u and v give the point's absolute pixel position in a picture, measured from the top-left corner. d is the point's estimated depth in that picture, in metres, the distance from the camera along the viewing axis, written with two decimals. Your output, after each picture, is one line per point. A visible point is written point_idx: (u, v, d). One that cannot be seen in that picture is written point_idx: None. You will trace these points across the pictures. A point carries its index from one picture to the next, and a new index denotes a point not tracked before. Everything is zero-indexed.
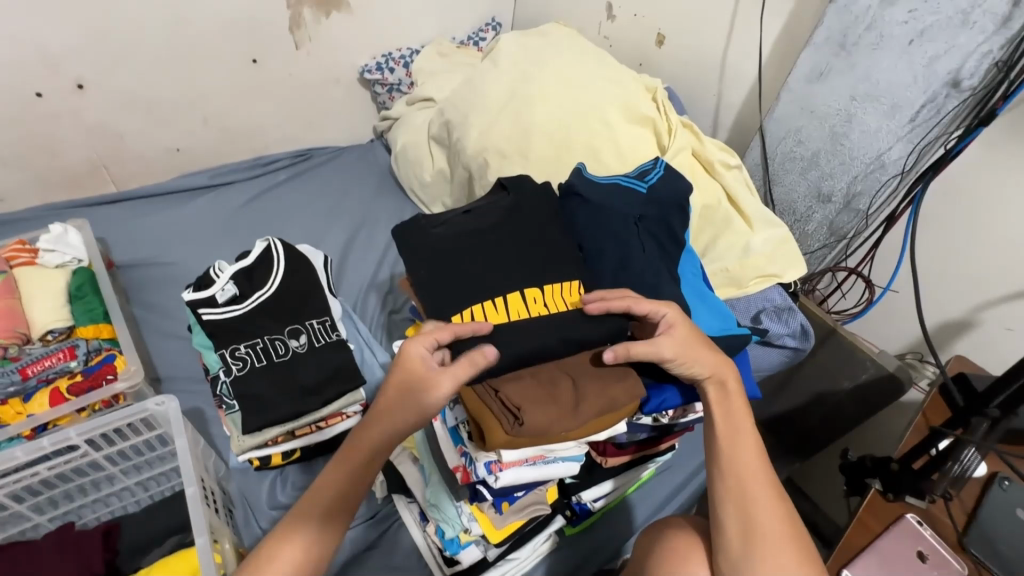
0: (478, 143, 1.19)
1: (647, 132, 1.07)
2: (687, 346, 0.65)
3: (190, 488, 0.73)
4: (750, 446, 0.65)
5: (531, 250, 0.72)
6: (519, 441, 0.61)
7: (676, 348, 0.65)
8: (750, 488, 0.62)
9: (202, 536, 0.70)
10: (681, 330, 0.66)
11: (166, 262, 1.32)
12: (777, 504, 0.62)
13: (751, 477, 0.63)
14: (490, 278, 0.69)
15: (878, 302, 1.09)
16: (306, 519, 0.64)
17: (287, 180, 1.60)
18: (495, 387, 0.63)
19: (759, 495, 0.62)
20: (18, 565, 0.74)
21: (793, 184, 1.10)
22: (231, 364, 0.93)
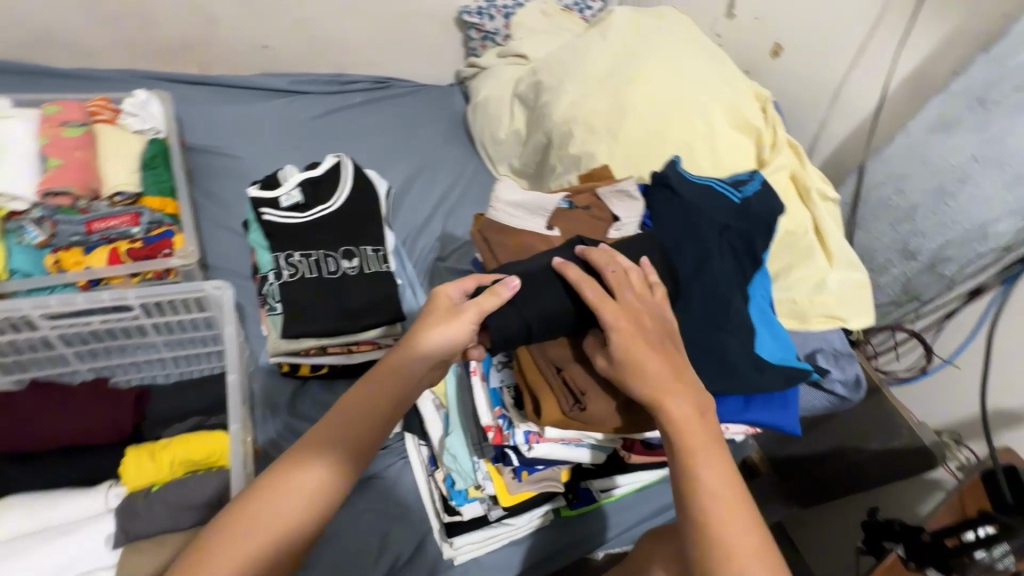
0: (568, 112, 1.16)
1: (748, 141, 1.03)
2: (627, 345, 0.58)
3: (232, 375, 0.74)
4: (718, 474, 0.54)
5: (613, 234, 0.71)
6: (576, 422, 0.63)
7: (607, 365, 0.60)
8: (726, 531, 0.51)
9: (235, 424, 0.72)
10: (617, 329, 0.59)
11: (232, 154, 1.33)
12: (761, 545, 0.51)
13: (733, 521, 0.52)
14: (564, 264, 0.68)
15: (932, 373, 1.06)
16: (312, 457, 0.57)
17: (362, 104, 1.58)
18: (557, 367, 0.64)
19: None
20: (55, 403, 0.77)
21: (879, 233, 1.06)
22: (284, 268, 0.94)
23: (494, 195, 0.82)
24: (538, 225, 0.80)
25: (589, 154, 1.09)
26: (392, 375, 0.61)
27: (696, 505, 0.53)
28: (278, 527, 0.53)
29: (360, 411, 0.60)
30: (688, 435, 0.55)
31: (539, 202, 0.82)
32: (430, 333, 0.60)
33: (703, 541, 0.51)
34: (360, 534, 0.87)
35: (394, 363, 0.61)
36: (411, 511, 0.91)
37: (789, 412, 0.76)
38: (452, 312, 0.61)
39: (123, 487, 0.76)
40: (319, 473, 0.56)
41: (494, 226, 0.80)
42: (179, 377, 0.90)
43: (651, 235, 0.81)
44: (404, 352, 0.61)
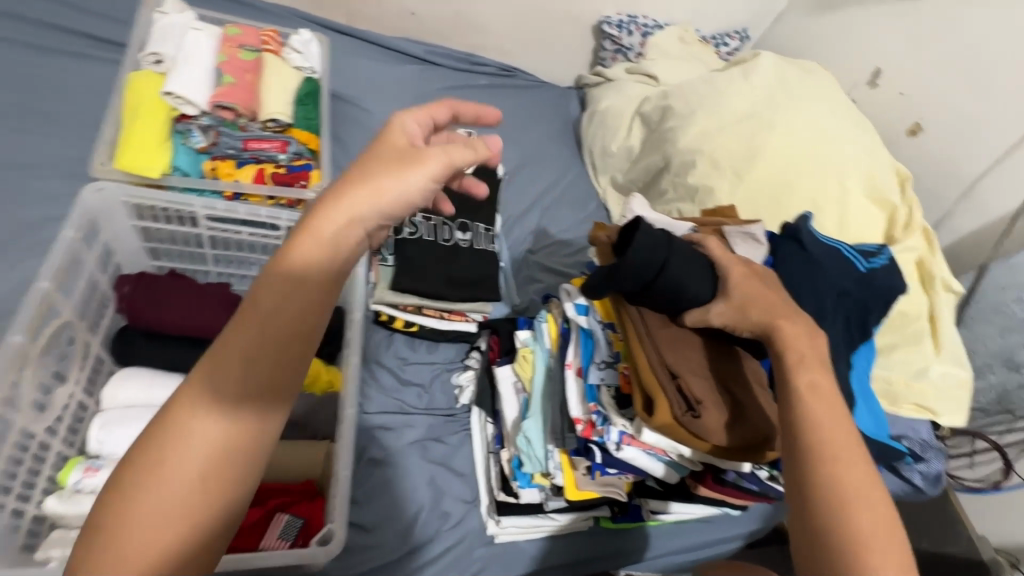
0: (694, 142, 1.17)
1: (880, 216, 1.02)
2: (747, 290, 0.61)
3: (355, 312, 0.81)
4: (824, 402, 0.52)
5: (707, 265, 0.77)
6: (683, 430, 0.63)
7: (725, 311, 0.61)
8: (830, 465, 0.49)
9: (353, 356, 0.79)
10: (734, 271, 0.63)
11: (364, 107, 1.40)
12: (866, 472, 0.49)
13: (840, 445, 0.50)
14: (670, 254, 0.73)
15: (1004, 491, 1.04)
16: (187, 433, 0.40)
17: (486, 87, 1.63)
18: (673, 373, 0.65)
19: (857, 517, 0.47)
20: (190, 294, 0.83)
21: (984, 337, 1.04)
22: (405, 225, 0.99)
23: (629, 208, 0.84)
24: None
25: (709, 188, 1.10)
26: (288, 284, 0.42)
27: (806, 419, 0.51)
28: (160, 525, 0.38)
29: (251, 354, 0.41)
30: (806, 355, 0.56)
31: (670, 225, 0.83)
32: (351, 198, 0.44)
33: (804, 455, 0.50)
34: (415, 489, 0.91)
35: (291, 259, 0.43)
36: (463, 481, 0.95)
37: None
38: (375, 169, 0.46)
39: None
40: (199, 440, 0.40)
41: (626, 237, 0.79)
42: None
43: None
44: (304, 247, 0.43)
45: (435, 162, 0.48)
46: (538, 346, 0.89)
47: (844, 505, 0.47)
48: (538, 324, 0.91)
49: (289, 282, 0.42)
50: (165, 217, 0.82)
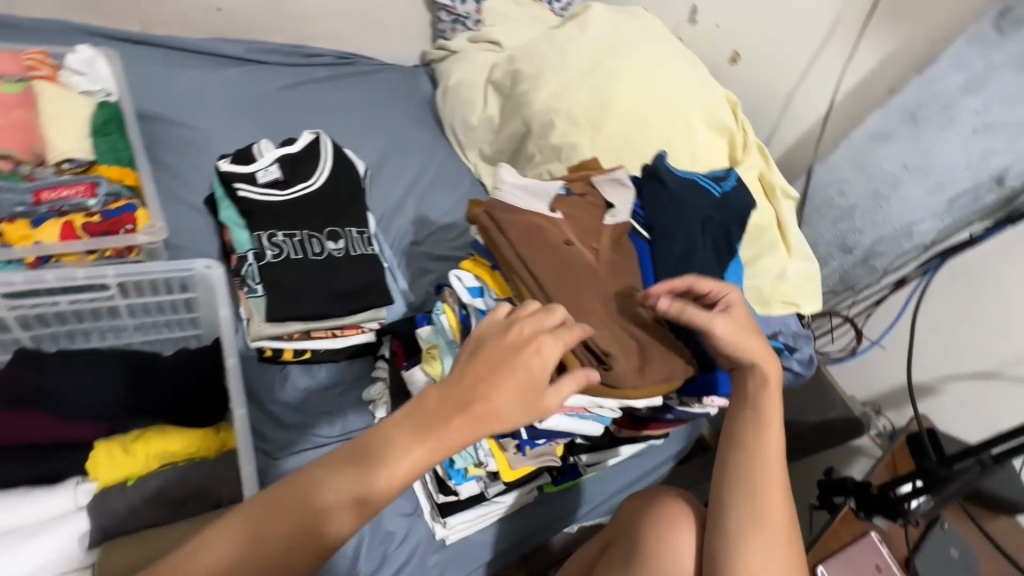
0: (549, 103, 1.19)
1: (721, 141, 1.09)
2: (738, 326, 0.66)
3: (230, 359, 0.67)
4: (774, 476, 0.64)
5: (584, 218, 0.83)
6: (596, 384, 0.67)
7: (727, 326, 0.65)
8: (766, 485, 0.63)
9: (241, 409, 0.64)
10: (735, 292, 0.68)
11: (188, 124, 1.22)
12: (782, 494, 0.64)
13: (768, 481, 0.64)
14: (548, 231, 0.78)
15: (861, 353, 1.20)
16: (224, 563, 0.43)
17: (327, 79, 1.53)
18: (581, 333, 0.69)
19: (763, 529, 0.61)
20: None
21: (822, 230, 1.18)
22: (266, 249, 0.89)
23: (499, 178, 0.83)
24: (542, 208, 0.81)
25: (571, 145, 1.13)
26: (374, 459, 0.46)
27: (745, 448, 0.65)
28: None
29: (322, 489, 0.46)
30: (776, 477, 0.64)
31: (540, 186, 0.83)
32: (452, 420, 0.47)
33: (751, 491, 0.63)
34: None
35: (383, 444, 0.47)
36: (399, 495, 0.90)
37: None
38: (494, 383, 0.49)
39: (93, 483, 0.72)
40: (242, 532, 0.45)
41: (507, 208, 0.80)
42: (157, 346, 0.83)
43: (642, 224, 0.86)
44: (398, 453, 0.46)
45: (558, 386, 0.51)
46: (442, 340, 0.84)
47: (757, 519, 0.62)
48: (437, 317, 0.87)
49: (367, 468, 0.46)
50: None
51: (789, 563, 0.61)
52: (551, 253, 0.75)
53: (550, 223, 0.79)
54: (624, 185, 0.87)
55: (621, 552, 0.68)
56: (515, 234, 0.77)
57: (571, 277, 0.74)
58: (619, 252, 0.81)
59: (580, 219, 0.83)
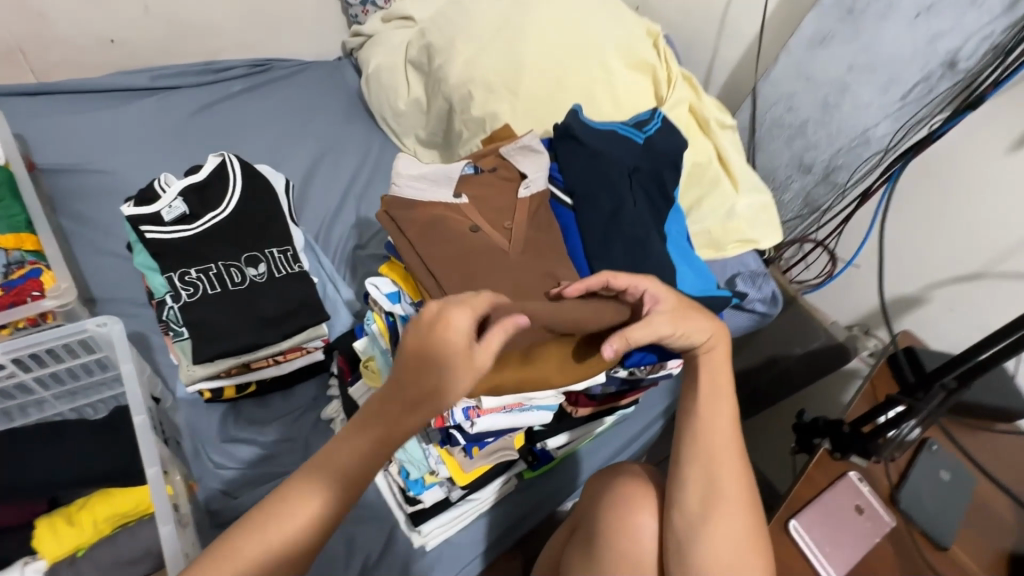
0: (462, 74, 1.10)
1: (645, 80, 1.01)
2: (678, 316, 0.60)
3: (139, 417, 0.65)
4: (727, 443, 0.59)
5: (495, 199, 0.77)
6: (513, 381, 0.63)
7: (667, 320, 0.59)
8: (717, 455, 0.58)
9: (151, 468, 0.62)
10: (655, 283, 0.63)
11: (102, 170, 1.18)
12: (740, 469, 0.58)
13: (723, 451, 0.58)
14: (452, 221, 0.71)
15: (838, 275, 1.12)
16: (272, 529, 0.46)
17: (243, 92, 1.46)
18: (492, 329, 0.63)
19: (717, 499, 0.56)
20: None
21: (777, 152, 1.10)
22: (181, 289, 0.85)
23: (396, 171, 0.75)
24: (444, 195, 0.75)
25: (491, 114, 1.05)
26: (372, 432, 0.48)
27: (695, 414, 0.60)
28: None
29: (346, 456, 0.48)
30: (727, 443, 0.59)
31: (442, 172, 0.77)
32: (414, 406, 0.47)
33: (700, 460, 0.58)
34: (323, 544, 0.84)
35: (377, 419, 0.48)
36: (371, 511, 0.89)
37: None
38: (431, 374, 0.46)
39: (42, 560, 0.69)
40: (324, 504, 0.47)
41: (407, 204, 0.74)
42: (86, 411, 0.81)
43: (563, 190, 0.81)
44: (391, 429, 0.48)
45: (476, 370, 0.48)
46: (377, 351, 0.81)
47: (713, 490, 0.56)
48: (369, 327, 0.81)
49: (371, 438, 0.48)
50: None
51: (750, 536, 0.54)
52: (455, 243, 0.69)
53: (453, 212, 0.73)
54: (535, 152, 0.80)
55: (582, 541, 0.63)
56: (413, 232, 0.70)
57: (479, 265, 0.67)
58: (536, 227, 0.75)
59: (489, 199, 0.76)
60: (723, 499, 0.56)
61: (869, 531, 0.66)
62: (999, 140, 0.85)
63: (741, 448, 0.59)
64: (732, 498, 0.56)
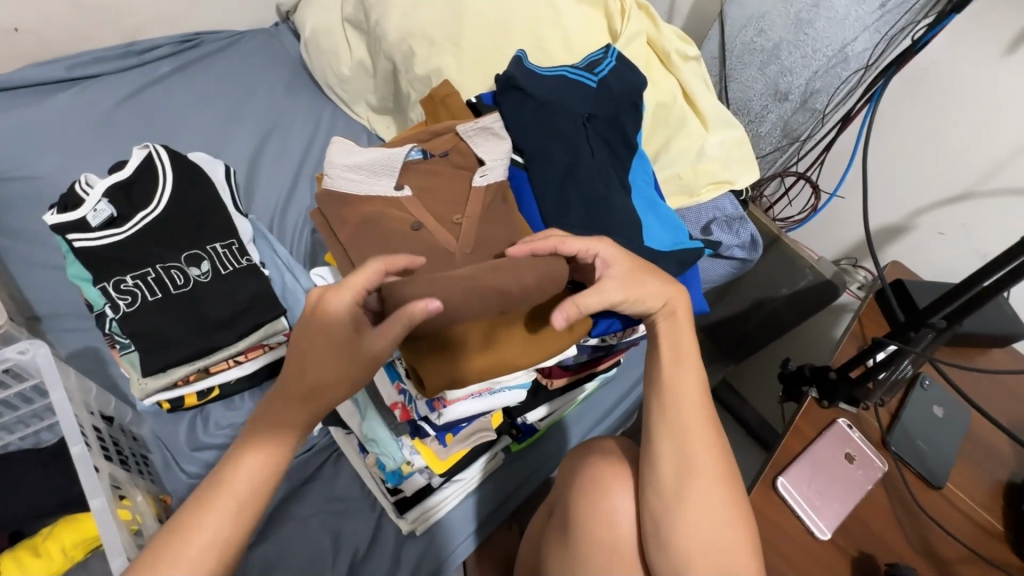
0: (400, 27, 1.00)
1: (599, 14, 0.91)
2: (628, 281, 0.57)
3: (76, 446, 0.61)
4: (696, 414, 0.55)
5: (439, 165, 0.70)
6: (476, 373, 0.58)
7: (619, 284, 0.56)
8: (687, 427, 0.55)
9: (96, 499, 0.58)
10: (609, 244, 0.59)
11: (26, 176, 1.09)
12: (711, 439, 0.55)
13: (692, 422, 0.55)
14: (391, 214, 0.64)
15: (823, 209, 1.06)
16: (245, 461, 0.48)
17: (173, 73, 1.34)
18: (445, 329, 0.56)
19: (690, 474, 0.53)
20: None
21: (750, 80, 1.01)
22: (117, 299, 0.79)
23: (325, 162, 0.67)
24: (383, 187, 0.65)
25: (435, 70, 0.95)
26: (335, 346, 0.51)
27: (664, 389, 0.57)
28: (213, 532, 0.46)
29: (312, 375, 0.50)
30: (695, 414, 0.55)
31: (380, 160, 0.67)
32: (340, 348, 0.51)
33: (670, 434, 0.55)
34: (311, 543, 0.82)
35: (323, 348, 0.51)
36: (356, 503, 0.87)
37: (692, 292, 0.74)
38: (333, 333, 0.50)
39: None
40: (261, 464, 0.49)
41: (339, 201, 0.65)
42: (40, 439, 0.77)
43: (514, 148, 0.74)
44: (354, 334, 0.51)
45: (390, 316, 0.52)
46: None
47: (684, 464, 0.53)
48: None
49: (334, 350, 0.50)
50: None
51: (725, 508, 0.52)
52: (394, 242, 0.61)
53: (393, 208, 0.64)
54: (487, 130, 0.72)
55: (562, 524, 0.61)
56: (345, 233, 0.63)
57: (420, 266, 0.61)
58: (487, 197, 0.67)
59: (435, 191, 0.67)
60: (696, 473, 0.53)
61: (861, 479, 0.63)
62: (988, 44, 0.77)
63: (711, 416, 0.56)
64: (705, 472, 0.53)
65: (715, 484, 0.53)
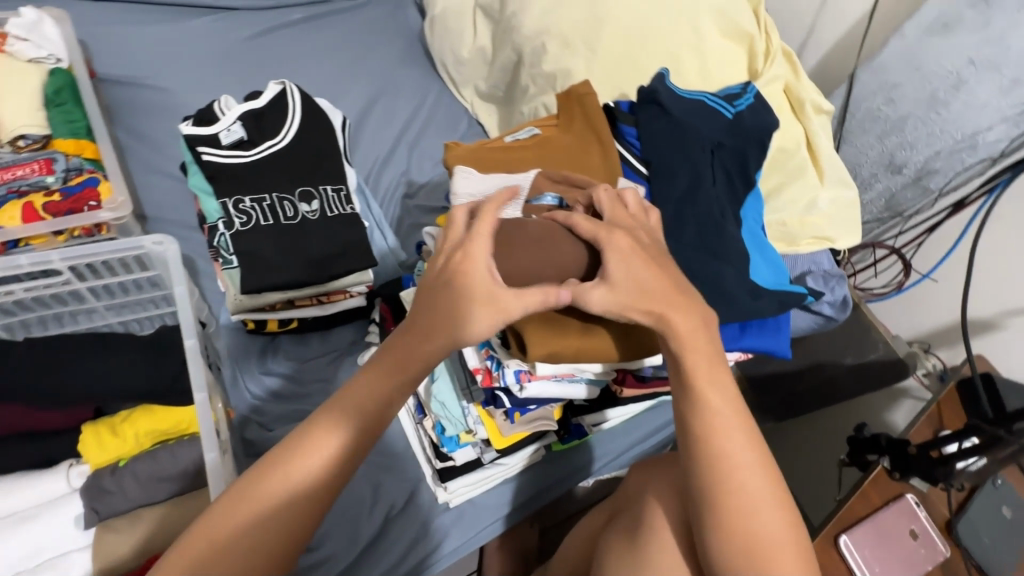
0: (538, 22, 1.02)
1: (741, 49, 0.94)
2: (619, 295, 0.52)
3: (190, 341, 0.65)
4: (731, 414, 0.53)
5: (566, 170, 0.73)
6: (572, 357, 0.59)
7: (606, 298, 0.52)
8: (726, 429, 0.52)
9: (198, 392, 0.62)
10: (614, 245, 0.53)
11: (157, 86, 1.16)
12: (747, 441, 0.53)
13: (728, 424, 0.53)
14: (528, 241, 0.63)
15: (907, 289, 1.07)
16: (321, 435, 0.53)
17: (303, 21, 1.41)
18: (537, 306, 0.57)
19: (734, 476, 0.51)
20: None
21: (865, 147, 1.01)
22: (234, 216, 0.84)
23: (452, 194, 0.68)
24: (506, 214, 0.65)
25: (565, 71, 0.98)
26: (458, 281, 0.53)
27: (697, 415, 0.53)
28: (273, 501, 0.50)
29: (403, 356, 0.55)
30: (730, 412, 0.53)
31: (503, 187, 0.68)
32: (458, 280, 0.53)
33: (709, 439, 0.52)
34: (350, 488, 0.85)
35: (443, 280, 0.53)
36: (401, 461, 0.89)
37: (781, 336, 0.74)
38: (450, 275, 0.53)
39: (86, 465, 0.72)
40: (331, 441, 0.52)
41: None
42: (134, 326, 0.81)
43: (639, 158, 0.76)
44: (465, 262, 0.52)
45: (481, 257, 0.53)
46: None
47: (729, 473, 0.51)
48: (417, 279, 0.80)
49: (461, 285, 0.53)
50: None
51: (773, 516, 0.50)
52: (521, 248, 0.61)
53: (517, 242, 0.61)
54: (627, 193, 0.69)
55: (623, 533, 0.62)
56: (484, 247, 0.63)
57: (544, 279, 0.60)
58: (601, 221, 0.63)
59: None
60: (738, 479, 0.51)
61: (922, 558, 0.63)
62: None
63: (745, 415, 0.54)
64: (758, 495, 0.51)
65: (758, 487, 0.51)
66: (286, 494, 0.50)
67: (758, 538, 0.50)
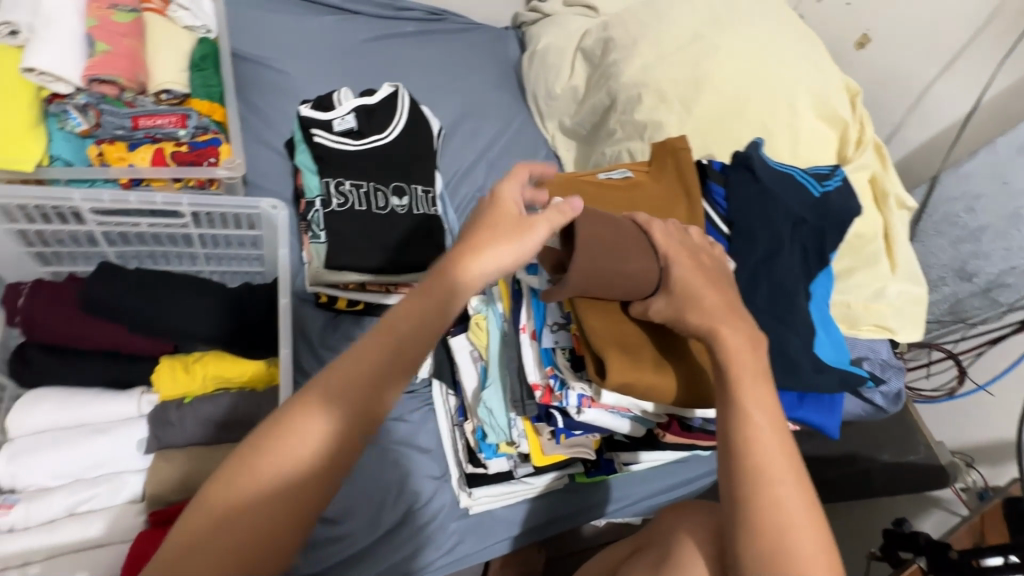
0: (638, 75, 1.08)
1: (832, 134, 0.98)
2: (681, 299, 0.56)
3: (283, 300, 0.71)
4: (771, 421, 0.52)
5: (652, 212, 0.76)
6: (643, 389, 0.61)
7: (664, 309, 0.57)
8: (765, 433, 0.52)
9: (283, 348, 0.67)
10: (679, 262, 0.57)
11: (278, 69, 1.26)
12: (785, 452, 0.52)
13: (768, 431, 0.52)
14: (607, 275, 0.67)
15: (958, 398, 1.06)
16: (299, 424, 0.44)
17: (414, 35, 1.52)
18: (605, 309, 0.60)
19: (770, 483, 0.50)
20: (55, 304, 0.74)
21: (937, 249, 1.04)
22: (333, 197, 0.91)
23: None
24: None
25: (655, 124, 1.03)
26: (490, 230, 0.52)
27: (738, 421, 0.52)
28: (239, 498, 0.42)
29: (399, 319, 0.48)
30: (769, 419, 0.52)
31: None
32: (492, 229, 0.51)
33: (748, 443, 0.51)
34: (381, 472, 0.88)
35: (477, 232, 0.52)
36: (432, 458, 0.91)
37: (834, 415, 0.75)
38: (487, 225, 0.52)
39: (156, 395, 0.77)
40: (316, 426, 0.44)
41: None
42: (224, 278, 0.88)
43: (723, 217, 0.78)
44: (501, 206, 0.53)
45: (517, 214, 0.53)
46: (490, 312, 0.81)
47: (764, 482, 0.50)
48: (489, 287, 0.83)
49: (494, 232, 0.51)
50: (52, 216, 0.76)
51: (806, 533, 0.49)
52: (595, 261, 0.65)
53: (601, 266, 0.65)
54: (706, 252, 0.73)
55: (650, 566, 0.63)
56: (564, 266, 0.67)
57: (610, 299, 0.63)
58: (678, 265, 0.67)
59: None
60: (775, 489, 0.50)
61: None
62: None
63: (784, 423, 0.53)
64: (793, 508, 0.49)
65: (792, 497, 0.50)
66: (259, 490, 0.42)
67: (794, 549, 0.48)
